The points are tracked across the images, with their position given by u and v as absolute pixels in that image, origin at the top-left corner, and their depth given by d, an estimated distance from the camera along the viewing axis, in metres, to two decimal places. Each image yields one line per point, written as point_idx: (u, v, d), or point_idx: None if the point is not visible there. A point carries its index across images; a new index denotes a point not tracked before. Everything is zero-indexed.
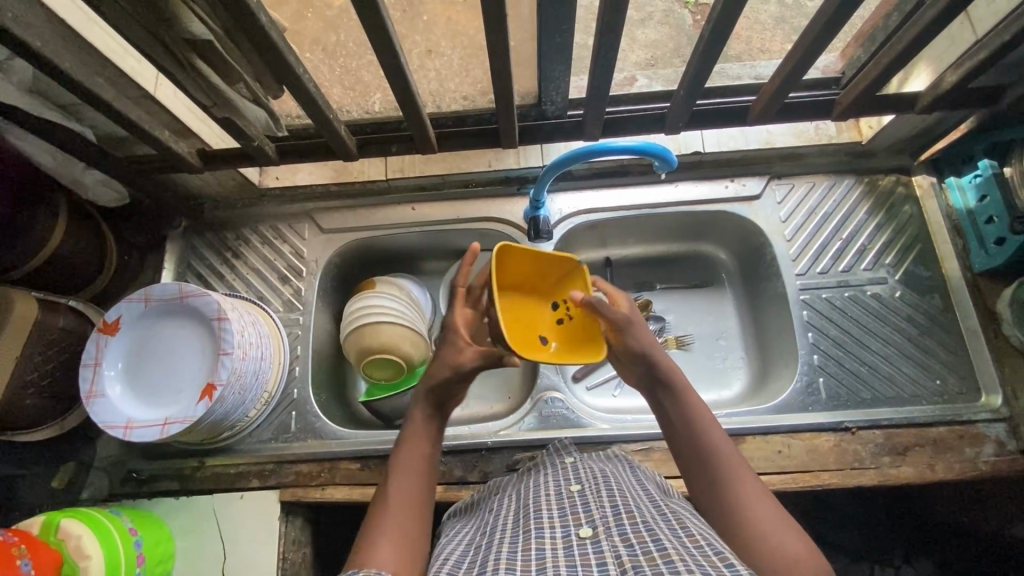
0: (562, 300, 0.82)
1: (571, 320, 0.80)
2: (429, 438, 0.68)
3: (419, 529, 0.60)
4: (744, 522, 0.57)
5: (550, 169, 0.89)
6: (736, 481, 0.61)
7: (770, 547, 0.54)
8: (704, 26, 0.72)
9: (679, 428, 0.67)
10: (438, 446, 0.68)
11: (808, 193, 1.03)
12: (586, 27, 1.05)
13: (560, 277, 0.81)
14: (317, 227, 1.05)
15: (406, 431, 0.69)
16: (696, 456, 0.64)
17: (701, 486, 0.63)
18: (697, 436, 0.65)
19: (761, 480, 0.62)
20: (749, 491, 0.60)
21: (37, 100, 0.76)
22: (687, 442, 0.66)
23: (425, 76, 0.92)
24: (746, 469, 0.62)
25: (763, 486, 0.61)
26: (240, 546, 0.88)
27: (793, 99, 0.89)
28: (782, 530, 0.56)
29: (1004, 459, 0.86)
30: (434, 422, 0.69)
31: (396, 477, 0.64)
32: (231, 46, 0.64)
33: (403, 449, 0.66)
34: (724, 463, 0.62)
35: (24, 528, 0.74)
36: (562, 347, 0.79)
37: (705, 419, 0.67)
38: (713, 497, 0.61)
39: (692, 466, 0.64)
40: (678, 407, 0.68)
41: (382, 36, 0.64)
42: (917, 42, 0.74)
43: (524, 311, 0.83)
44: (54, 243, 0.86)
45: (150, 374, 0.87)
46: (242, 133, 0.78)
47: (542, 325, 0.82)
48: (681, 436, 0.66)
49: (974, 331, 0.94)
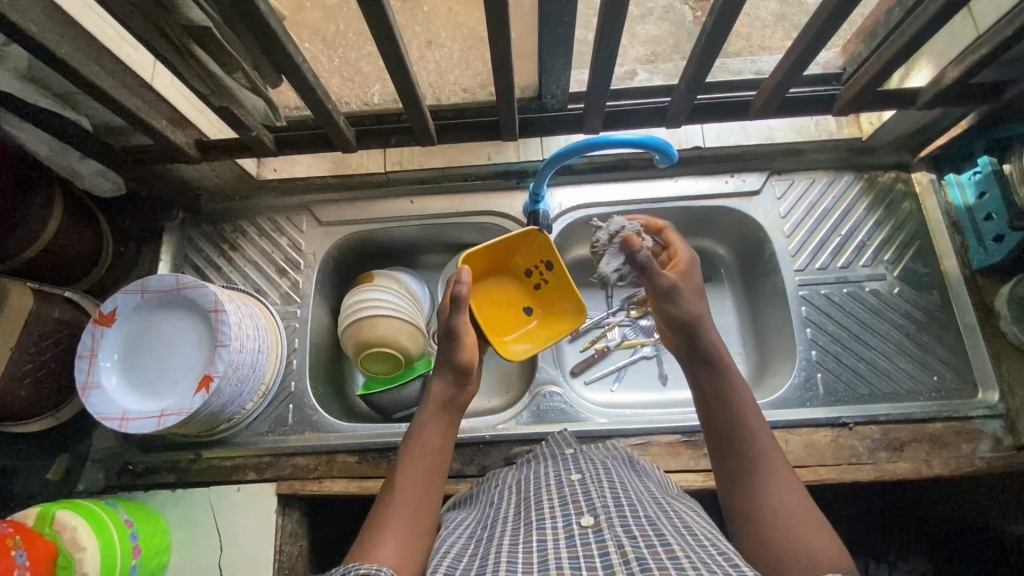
0: (532, 267, 0.90)
1: (546, 283, 0.90)
2: (440, 430, 0.69)
3: (423, 527, 0.60)
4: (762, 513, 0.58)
5: (550, 162, 0.88)
6: (767, 469, 0.61)
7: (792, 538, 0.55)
8: (706, 18, 0.71)
9: (715, 406, 0.67)
10: (449, 439, 0.69)
11: (808, 188, 1.03)
12: (587, 21, 1.04)
13: (527, 247, 0.88)
14: (315, 220, 1.05)
15: (417, 424, 0.69)
16: (729, 437, 0.64)
17: (727, 467, 0.63)
18: (738, 419, 0.65)
19: (797, 477, 0.61)
20: (777, 478, 0.60)
21: (32, 88, 0.75)
22: (723, 422, 0.65)
23: (425, 67, 0.88)
24: (783, 465, 0.62)
25: (796, 478, 0.61)
26: (237, 539, 0.88)
27: (794, 94, 0.88)
28: (813, 529, 0.56)
29: (1000, 455, 0.87)
30: (447, 416, 0.70)
31: (404, 467, 0.64)
32: (230, 34, 0.64)
33: (413, 441, 0.67)
34: (757, 451, 0.62)
35: (18, 519, 0.73)
36: (546, 312, 0.92)
37: (749, 408, 0.66)
38: (737, 481, 0.62)
39: (724, 448, 0.64)
40: (719, 386, 0.68)
41: (382, 26, 0.63)
42: (918, 36, 0.73)
43: (503, 286, 0.92)
44: (49, 235, 0.86)
45: (146, 365, 0.86)
46: (240, 123, 0.78)
47: (522, 294, 0.92)
48: (717, 415, 0.66)
49: (972, 328, 0.94)
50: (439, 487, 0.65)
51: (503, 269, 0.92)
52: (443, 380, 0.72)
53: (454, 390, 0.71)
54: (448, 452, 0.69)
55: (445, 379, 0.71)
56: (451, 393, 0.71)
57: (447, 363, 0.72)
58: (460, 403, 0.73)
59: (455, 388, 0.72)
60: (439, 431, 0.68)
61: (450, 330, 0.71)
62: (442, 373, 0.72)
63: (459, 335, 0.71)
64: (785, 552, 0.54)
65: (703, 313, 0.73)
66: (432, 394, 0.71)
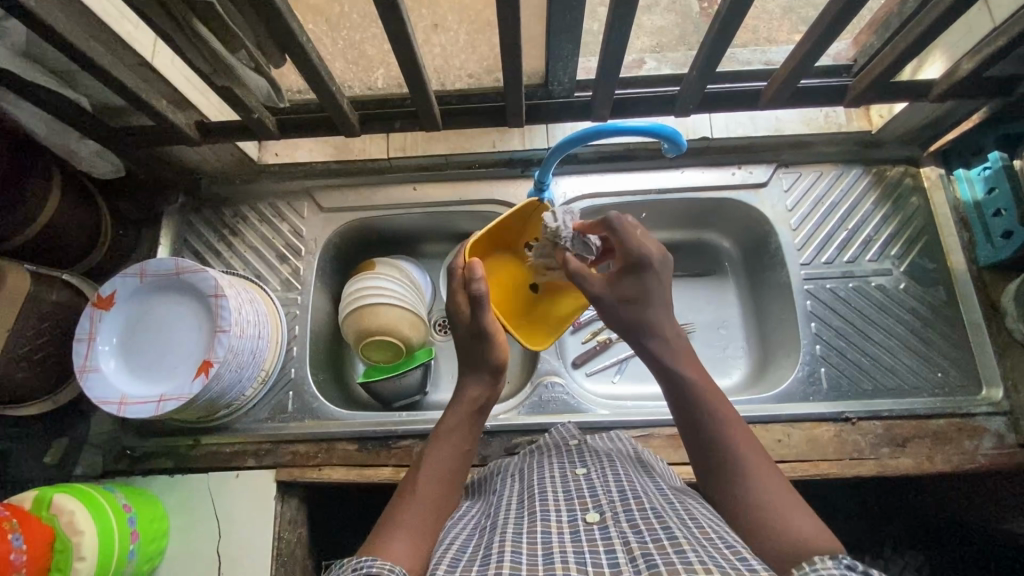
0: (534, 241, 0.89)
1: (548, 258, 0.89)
2: (466, 431, 0.68)
3: (434, 524, 0.58)
4: (752, 508, 0.56)
5: (556, 150, 0.86)
6: (747, 467, 0.59)
7: (786, 528, 0.53)
8: (721, 2, 0.69)
9: (690, 414, 0.65)
10: (472, 439, 0.68)
11: (815, 182, 1.02)
12: (593, 10, 0.86)
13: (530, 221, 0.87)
14: (316, 206, 1.03)
15: (444, 423, 0.69)
16: (704, 438, 0.63)
17: (710, 470, 0.61)
18: (710, 423, 0.63)
19: (776, 467, 0.60)
20: (758, 472, 0.59)
21: (30, 64, 0.73)
22: (694, 426, 0.64)
23: (431, 51, 0.85)
24: (761, 459, 0.60)
25: (776, 469, 0.59)
26: (235, 526, 0.87)
27: (806, 84, 0.87)
28: (803, 516, 0.54)
29: (1003, 452, 0.87)
30: (477, 417, 0.70)
31: (425, 465, 0.64)
32: (232, 10, 0.62)
33: (439, 440, 0.66)
34: (735, 444, 0.61)
35: (15, 502, 0.73)
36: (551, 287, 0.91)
37: (718, 407, 0.64)
38: (723, 485, 0.60)
39: (700, 451, 0.63)
40: (686, 387, 0.66)
41: (388, 6, 0.62)
42: (934, 26, 0.72)
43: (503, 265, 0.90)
44: (48, 215, 0.84)
45: (145, 351, 0.85)
46: (242, 104, 0.77)
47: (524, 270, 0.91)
48: (688, 418, 0.65)
49: (977, 324, 0.93)
50: (461, 483, 0.64)
51: (502, 245, 0.90)
52: (482, 385, 0.71)
53: (489, 392, 0.71)
54: (473, 454, 0.68)
55: (483, 380, 0.71)
56: (486, 398, 0.71)
57: (484, 366, 0.72)
58: (490, 407, 0.72)
59: (491, 391, 0.71)
60: (467, 433, 0.68)
61: (481, 331, 0.72)
62: (478, 375, 0.71)
63: (489, 334, 0.72)
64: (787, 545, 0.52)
65: (645, 318, 0.72)
66: (467, 398, 0.70)
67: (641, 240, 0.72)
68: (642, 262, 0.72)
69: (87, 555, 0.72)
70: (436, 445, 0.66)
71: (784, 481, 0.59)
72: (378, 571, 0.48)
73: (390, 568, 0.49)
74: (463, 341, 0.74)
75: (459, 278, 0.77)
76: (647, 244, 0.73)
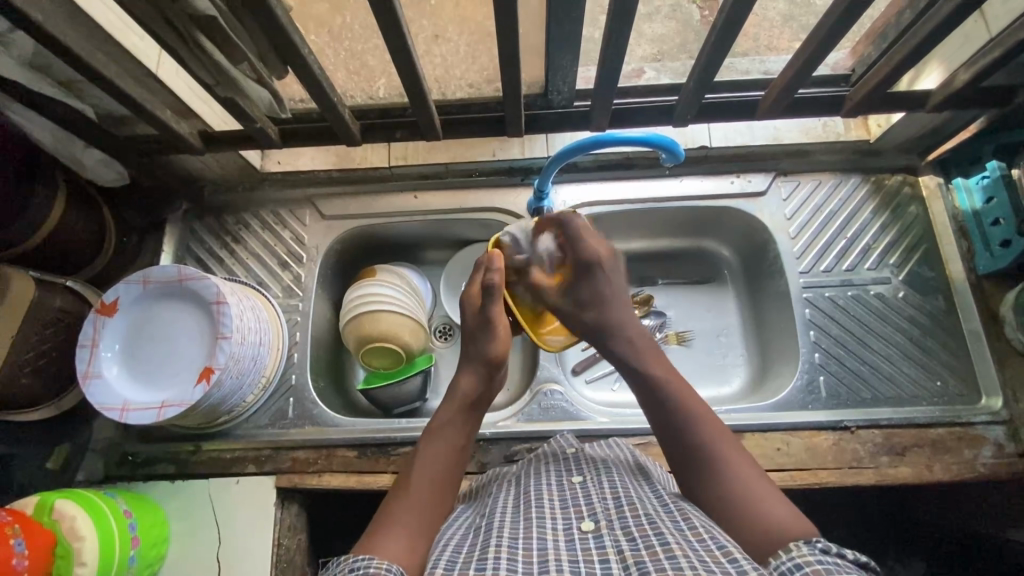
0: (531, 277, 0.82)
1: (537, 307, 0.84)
2: (458, 429, 0.68)
3: (429, 523, 0.58)
4: (731, 499, 0.57)
5: (556, 159, 0.87)
6: (723, 460, 0.60)
7: (764, 518, 0.54)
8: (720, 10, 0.69)
9: (664, 412, 0.65)
10: (469, 439, 0.69)
11: (814, 191, 1.02)
12: (594, 19, 0.83)
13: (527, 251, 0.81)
14: (319, 214, 1.04)
15: (439, 417, 0.69)
16: (677, 437, 0.63)
17: (686, 465, 0.61)
18: (684, 420, 0.63)
19: (750, 458, 0.61)
20: (735, 466, 0.59)
21: (37, 75, 0.74)
22: (669, 423, 0.64)
23: (432, 61, 0.85)
24: (735, 451, 0.61)
25: (750, 459, 0.60)
26: (236, 531, 0.88)
27: (803, 94, 0.88)
28: (780, 504, 0.56)
29: (1002, 461, 0.87)
30: (471, 414, 0.70)
31: (420, 462, 0.64)
32: (236, 24, 0.64)
33: (432, 437, 0.67)
34: (707, 438, 0.61)
35: (17, 507, 0.73)
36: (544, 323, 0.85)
37: (690, 403, 0.65)
38: (700, 479, 0.60)
39: (675, 450, 0.63)
40: (660, 389, 0.66)
41: (388, 18, 0.63)
42: (930, 38, 0.73)
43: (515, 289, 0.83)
44: (53, 222, 0.86)
45: (147, 356, 0.86)
46: (244, 114, 0.78)
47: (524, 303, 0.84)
48: (662, 416, 0.65)
49: (976, 333, 0.93)
50: (457, 484, 0.64)
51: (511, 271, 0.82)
52: (474, 377, 0.72)
53: (483, 388, 0.71)
54: (469, 451, 0.68)
55: (475, 373, 0.72)
56: (479, 392, 0.71)
57: (480, 359, 0.72)
58: (483, 403, 0.72)
59: (485, 385, 0.72)
60: (460, 430, 0.68)
61: (486, 320, 0.73)
62: (474, 368, 0.72)
63: (494, 326, 0.73)
64: (769, 535, 0.53)
65: (606, 322, 0.74)
66: (461, 393, 0.70)
67: (588, 243, 0.76)
68: (590, 265, 0.75)
69: (89, 560, 0.72)
70: (431, 443, 0.66)
71: (760, 471, 0.60)
72: (375, 570, 0.49)
73: (387, 567, 0.49)
74: (468, 329, 0.75)
75: (481, 272, 0.78)
76: (594, 245, 0.76)
